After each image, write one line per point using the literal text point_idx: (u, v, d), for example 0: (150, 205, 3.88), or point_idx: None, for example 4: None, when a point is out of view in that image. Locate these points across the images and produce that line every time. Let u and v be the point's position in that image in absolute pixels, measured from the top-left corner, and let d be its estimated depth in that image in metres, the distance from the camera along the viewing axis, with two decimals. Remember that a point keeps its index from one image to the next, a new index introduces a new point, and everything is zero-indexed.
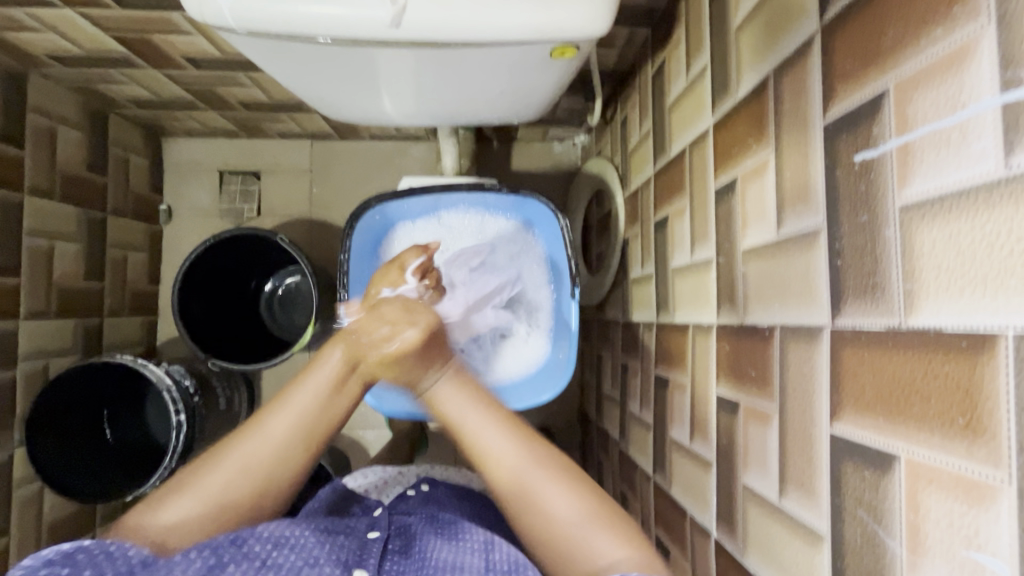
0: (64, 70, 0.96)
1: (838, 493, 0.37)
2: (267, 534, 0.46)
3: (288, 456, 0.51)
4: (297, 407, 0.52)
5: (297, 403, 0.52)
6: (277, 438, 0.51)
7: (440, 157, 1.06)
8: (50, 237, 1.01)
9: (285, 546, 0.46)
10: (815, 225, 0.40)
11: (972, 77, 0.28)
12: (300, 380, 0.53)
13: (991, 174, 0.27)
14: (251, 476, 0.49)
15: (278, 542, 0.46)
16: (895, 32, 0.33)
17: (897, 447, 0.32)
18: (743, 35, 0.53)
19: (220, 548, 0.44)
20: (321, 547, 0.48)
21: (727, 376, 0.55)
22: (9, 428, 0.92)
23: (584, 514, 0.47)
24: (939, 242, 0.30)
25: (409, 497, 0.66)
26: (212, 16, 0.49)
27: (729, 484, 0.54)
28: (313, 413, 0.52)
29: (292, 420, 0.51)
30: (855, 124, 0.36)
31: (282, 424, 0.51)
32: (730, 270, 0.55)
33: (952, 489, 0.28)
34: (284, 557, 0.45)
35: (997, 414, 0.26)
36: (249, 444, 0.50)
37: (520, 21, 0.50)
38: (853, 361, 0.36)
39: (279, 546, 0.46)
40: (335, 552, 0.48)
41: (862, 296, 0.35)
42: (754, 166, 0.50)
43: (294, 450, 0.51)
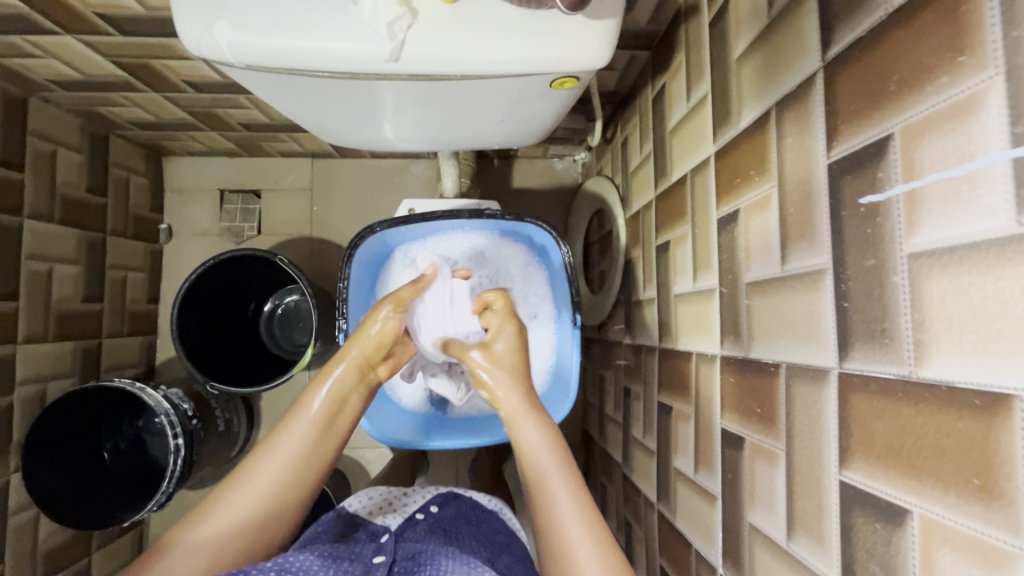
0: (65, 94, 0.96)
1: (848, 543, 0.36)
2: (269, 566, 0.46)
3: (279, 496, 0.54)
4: (282, 449, 0.55)
5: (282, 447, 0.56)
6: (267, 480, 0.54)
7: (440, 177, 1.06)
8: (49, 260, 1.00)
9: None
10: (821, 264, 0.40)
11: (982, 128, 0.27)
12: (284, 425, 0.57)
13: (1004, 230, 0.26)
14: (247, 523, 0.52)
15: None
16: (900, 76, 0.32)
17: (909, 501, 0.31)
18: (744, 66, 0.52)
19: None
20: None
21: (732, 409, 0.54)
22: (5, 454, 0.91)
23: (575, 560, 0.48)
24: (948, 292, 0.29)
25: (417, 522, 0.66)
26: (210, 52, 0.48)
27: (736, 521, 0.52)
28: (295, 461, 0.55)
29: (277, 467, 0.55)
30: (860, 165, 0.36)
31: (269, 469, 0.54)
32: (734, 301, 0.54)
33: (968, 552, 0.27)
34: None
35: (1014, 479, 0.25)
36: (238, 495, 0.52)
37: (518, 54, 0.49)
38: (861, 408, 0.35)
39: None
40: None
41: (870, 341, 0.35)
42: (757, 199, 0.49)
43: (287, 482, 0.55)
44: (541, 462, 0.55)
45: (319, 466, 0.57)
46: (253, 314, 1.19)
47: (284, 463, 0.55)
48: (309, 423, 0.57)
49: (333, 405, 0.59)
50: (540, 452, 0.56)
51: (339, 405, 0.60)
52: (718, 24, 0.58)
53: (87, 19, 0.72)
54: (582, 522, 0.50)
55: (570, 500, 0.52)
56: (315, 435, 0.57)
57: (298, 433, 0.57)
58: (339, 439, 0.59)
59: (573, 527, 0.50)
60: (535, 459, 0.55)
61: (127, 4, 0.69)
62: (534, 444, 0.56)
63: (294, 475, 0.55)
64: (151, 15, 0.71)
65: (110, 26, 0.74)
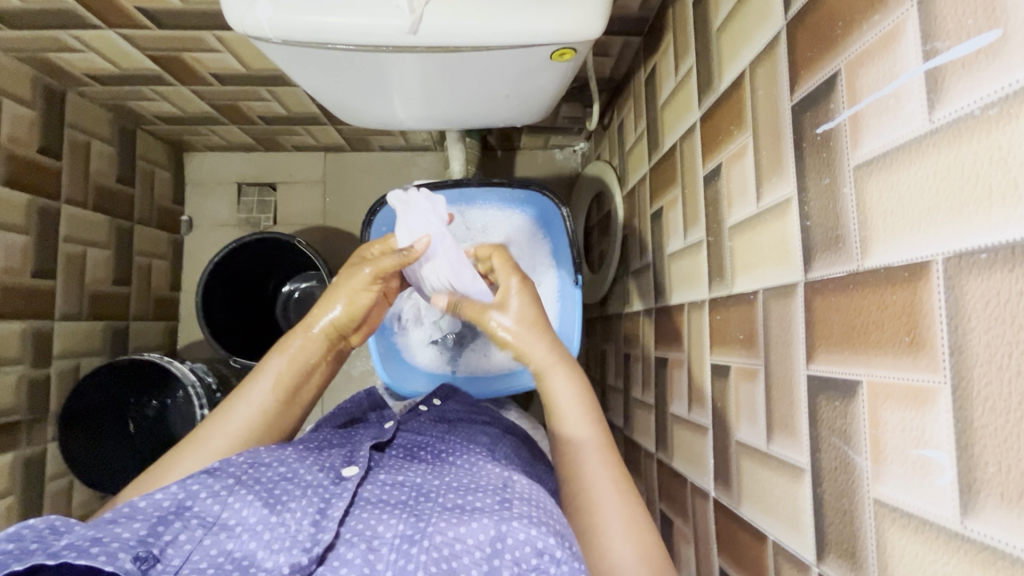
0: (100, 88, 1.04)
1: (815, 426, 0.41)
2: (244, 457, 0.51)
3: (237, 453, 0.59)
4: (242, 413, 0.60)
5: (241, 413, 0.60)
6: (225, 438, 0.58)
7: (448, 162, 1.13)
8: (83, 243, 1.07)
9: (262, 463, 0.50)
10: (788, 194, 0.46)
11: (903, 51, 0.33)
12: (245, 391, 0.62)
13: (920, 130, 0.32)
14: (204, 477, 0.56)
15: (253, 462, 0.50)
16: (844, 21, 0.39)
17: (859, 373, 0.37)
18: (723, 35, 0.59)
19: (190, 480, 0.47)
20: (302, 460, 0.52)
21: (719, 344, 0.59)
22: (43, 422, 0.97)
23: (600, 512, 0.52)
24: (884, 190, 0.35)
25: (421, 414, 0.70)
26: (252, 28, 0.55)
27: (724, 443, 0.58)
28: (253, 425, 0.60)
29: (235, 428, 0.59)
30: (816, 102, 0.42)
31: (224, 432, 0.59)
32: (719, 247, 0.60)
33: (902, 399, 0.33)
34: (264, 472, 0.49)
35: (934, 327, 0.31)
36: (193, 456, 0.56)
37: (522, 27, 0.56)
38: (821, 307, 0.41)
39: (256, 465, 0.50)
40: (319, 462, 0.53)
41: (828, 248, 0.40)
42: (735, 150, 0.55)
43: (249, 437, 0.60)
44: (573, 424, 0.60)
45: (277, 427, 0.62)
46: (272, 293, 1.25)
47: (243, 424, 0.60)
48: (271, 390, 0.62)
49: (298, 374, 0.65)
50: (571, 407, 0.61)
51: (304, 373, 0.65)
52: (701, 2, 0.65)
53: (129, 13, 0.80)
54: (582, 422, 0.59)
55: (581, 419, 0.60)
56: (277, 400, 0.62)
57: (257, 397, 0.62)
58: (297, 406, 0.65)
59: (604, 488, 0.53)
60: (563, 410, 0.61)
61: None
62: (573, 416, 0.60)
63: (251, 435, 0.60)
64: (187, 8, 0.79)
65: (148, 20, 0.81)
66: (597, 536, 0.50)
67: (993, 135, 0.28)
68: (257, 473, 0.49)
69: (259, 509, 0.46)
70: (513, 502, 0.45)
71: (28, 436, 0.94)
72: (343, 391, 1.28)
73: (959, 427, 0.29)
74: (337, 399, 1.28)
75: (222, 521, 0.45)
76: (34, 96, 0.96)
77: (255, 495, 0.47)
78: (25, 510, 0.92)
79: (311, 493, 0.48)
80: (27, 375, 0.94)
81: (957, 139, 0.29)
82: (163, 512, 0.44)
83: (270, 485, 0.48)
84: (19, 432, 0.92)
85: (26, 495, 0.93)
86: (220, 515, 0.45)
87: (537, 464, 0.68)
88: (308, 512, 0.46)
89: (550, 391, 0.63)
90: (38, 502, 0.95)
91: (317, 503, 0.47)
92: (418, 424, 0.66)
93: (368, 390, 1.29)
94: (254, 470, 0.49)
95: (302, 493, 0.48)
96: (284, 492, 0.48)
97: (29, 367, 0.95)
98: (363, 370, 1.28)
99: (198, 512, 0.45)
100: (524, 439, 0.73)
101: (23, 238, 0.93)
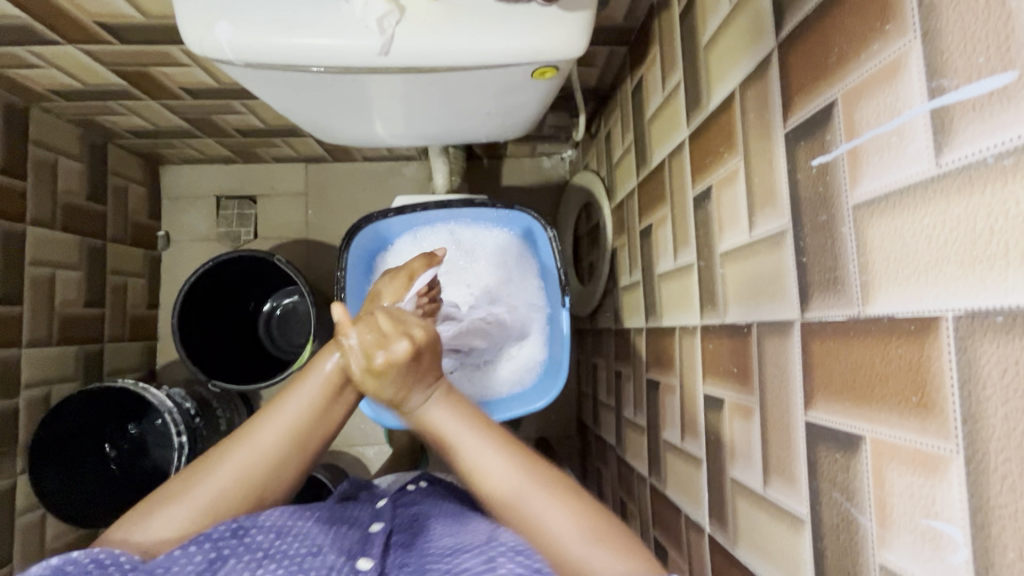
0: (65, 104, 0.99)
1: (814, 477, 0.39)
2: (271, 521, 0.48)
3: (280, 466, 0.49)
4: (283, 419, 0.50)
5: (287, 415, 0.50)
6: (262, 446, 0.49)
7: (432, 175, 1.09)
8: (51, 265, 1.03)
9: (288, 535, 0.47)
10: (782, 226, 0.43)
11: (905, 86, 0.31)
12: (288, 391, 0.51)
13: (925, 172, 0.29)
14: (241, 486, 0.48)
15: (281, 531, 0.47)
16: (841, 48, 0.36)
17: (862, 428, 0.34)
18: (711, 52, 0.56)
19: (220, 541, 0.45)
20: (325, 536, 0.49)
21: (712, 374, 0.57)
22: (12, 456, 0.93)
23: None
24: (887, 234, 0.32)
25: (408, 491, 0.67)
26: (212, 50, 0.52)
27: (719, 479, 0.55)
28: (295, 435, 0.50)
29: (280, 433, 0.50)
30: (811, 132, 0.39)
31: (271, 432, 0.50)
32: (710, 273, 0.57)
33: (910, 463, 0.30)
34: (289, 544, 0.47)
35: (944, 390, 0.28)
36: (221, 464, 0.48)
37: (500, 46, 0.53)
38: (820, 351, 0.38)
39: (282, 535, 0.47)
40: (337, 543, 0.49)
41: (826, 290, 0.38)
42: (726, 174, 0.53)
43: (287, 448, 0.50)
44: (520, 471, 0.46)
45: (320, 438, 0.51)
46: (253, 311, 1.21)
47: (292, 428, 0.50)
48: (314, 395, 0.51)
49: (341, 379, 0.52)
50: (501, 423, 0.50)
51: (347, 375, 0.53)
52: (687, 15, 0.62)
53: (89, 29, 0.76)
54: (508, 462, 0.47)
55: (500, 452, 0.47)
56: (323, 406, 0.51)
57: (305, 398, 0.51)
58: (343, 412, 0.53)
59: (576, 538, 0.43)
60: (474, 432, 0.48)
61: (128, 13, 0.72)
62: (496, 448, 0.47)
63: (292, 446, 0.50)
64: (150, 23, 0.75)
65: (110, 35, 0.77)
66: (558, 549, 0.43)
67: (1009, 187, 0.25)
68: (282, 546, 0.46)
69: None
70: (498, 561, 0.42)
71: None
72: None
73: (974, 503, 0.27)
74: None
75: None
76: None
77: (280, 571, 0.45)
78: None
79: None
80: None
81: (968, 188, 0.27)
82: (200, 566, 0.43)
83: (297, 560, 0.46)
84: None
85: None
86: None
87: None
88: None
89: None
90: (8, 539, 0.91)
91: None
92: (412, 500, 0.63)
93: None
94: (280, 542, 0.47)
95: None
96: (310, 567, 0.46)
97: None
98: None
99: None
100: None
101: None
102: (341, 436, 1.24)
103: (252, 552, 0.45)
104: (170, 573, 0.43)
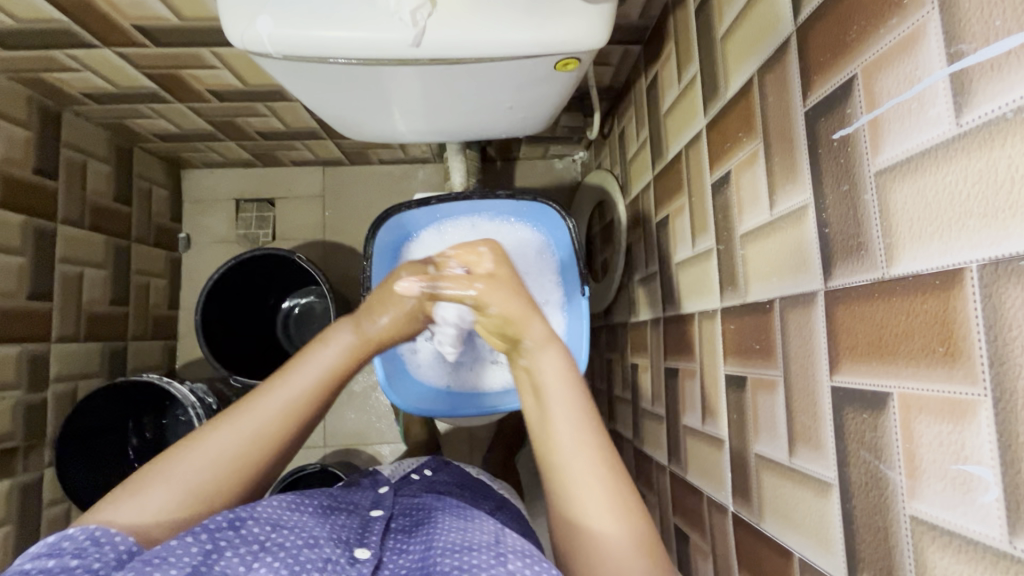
0: (96, 107, 1.03)
1: (842, 439, 0.40)
2: (267, 515, 0.49)
3: (261, 449, 0.53)
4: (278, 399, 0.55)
5: (274, 400, 0.55)
6: (257, 425, 0.54)
7: (449, 174, 1.11)
8: (80, 263, 1.06)
9: (282, 527, 0.48)
10: (804, 201, 0.45)
11: (923, 54, 0.32)
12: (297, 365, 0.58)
13: (947, 133, 0.31)
14: (235, 458, 0.52)
15: (275, 523, 0.49)
16: (860, 25, 0.38)
17: (889, 385, 0.35)
18: (728, 41, 0.58)
19: (217, 532, 0.46)
20: (319, 527, 0.50)
21: (733, 354, 0.58)
22: (40, 447, 0.95)
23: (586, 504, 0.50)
24: (910, 196, 0.34)
25: (412, 482, 0.71)
26: (252, 43, 0.54)
27: (743, 457, 0.56)
28: (275, 425, 0.54)
29: (273, 410, 0.55)
30: (832, 107, 0.41)
31: (264, 415, 0.54)
32: (730, 255, 0.59)
33: (939, 412, 0.32)
34: (284, 536, 0.47)
35: (970, 338, 0.30)
36: (226, 433, 0.53)
37: (525, 38, 0.55)
38: (846, 316, 0.40)
39: (277, 528, 0.48)
40: (333, 533, 0.50)
41: (849, 257, 0.39)
42: (745, 157, 0.54)
43: (284, 424, 0.55)
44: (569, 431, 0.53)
45: (308, 425, 0.57)
46: (272, 308, 1.23)
47: (280, 413, 0.55)
48: (310, 383, 0.57)
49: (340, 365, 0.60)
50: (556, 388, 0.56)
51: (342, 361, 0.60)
52: (703, 10, 0.65)
53: (126, 31, 0.79)
54: (580, 442, 0.53)
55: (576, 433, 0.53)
56: (317, 391, 0.57)
57: (304, 378, 0.57)
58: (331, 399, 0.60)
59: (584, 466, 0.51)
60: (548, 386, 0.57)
61: (164, 15, 0.75)
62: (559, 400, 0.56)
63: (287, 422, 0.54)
64: (184, 26, 0.78)
65: (145, 37, 0.80)
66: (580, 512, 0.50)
67: None
68: (277, 537, 0.47)
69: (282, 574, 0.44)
70: (508, 557, 0.46)
71: (24, 462, 0.92)
72: (345, 407, 1.26)
73: (1002, 442, 0.28)
74: (339, 415, 1.26)
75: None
76: (30, 117, 0.95)
77: (279, 561, 0.45)
78: (21, 537, 0.90)
79: (331, 569, 0.45)
80: (22, 400, 0.92)
81: (989, 144, 0.29)
82: (194, 561, 0.43)
83: (293, 551, 0.46)
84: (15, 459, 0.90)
85: (21, 524, 0.90)
86: None
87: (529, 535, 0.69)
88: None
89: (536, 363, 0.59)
90: (34, 531, 0.93)
91: None
92: (411, 491, 0.67)
93: (370, 406, 1.27)
94: (275, 533, 0.47)
95: (320, 567, 0.45)
96: (306, 560, 0.46)
97: (25, 391, 0.93)
98: (365, 387, 1.27)
99: (223, 567, 0.43)
100: (518, 513, 0.73)
101: (18, 260, 0.92)
102: (357, 434, 1.26)
103: (250, 544, 0.46)
104: (166, 562, 0.42)
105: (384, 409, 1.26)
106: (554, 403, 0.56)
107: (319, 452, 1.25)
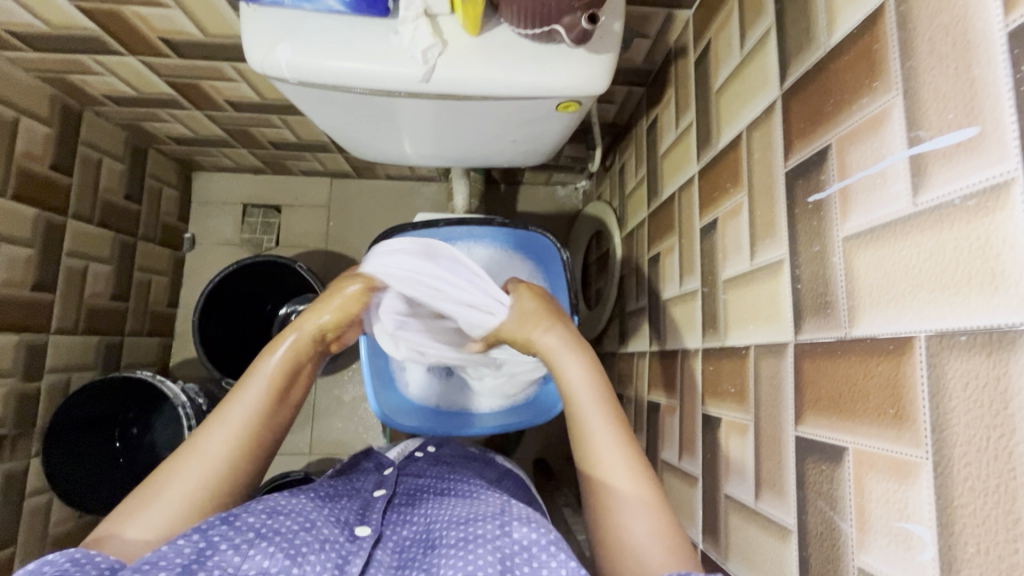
0: (116, 109, 1.06)
1: (803, 488, 0.42)
2: (260, 506, 0.50)
3: (231, 468, 0.53)
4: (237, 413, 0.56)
5: (235, 411, 0.56)
6: (217, 446, 0.54)
7: (452, 195, 1.14)
8: (85, 258, 1.08)
9: (279, 513, 0.50)
10: (780, 256, 0.47)
11: (888, 133, 0.35)
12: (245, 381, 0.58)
13: (906, 209, 0.33)
14: (206, 477, 0.52)
15: (272, 511, 0.50)
16: (836, 99, 0.40)
17: (845, 440, 0.37)
18: (722, 96, 0.61)
19: (209, 529, 0.46)
20: (318, 511, 0.52)
21: (711, 395, 0.60)
22: (28, 437, 0.96)
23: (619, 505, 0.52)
24: (872, 263, 0.36)
25: (416, 459, 0.73)
26: (270, 69, 0.57)
27: (714, 495, 0.57)
28: (236, 444, 0.54)
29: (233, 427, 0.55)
30: (810, 171, 0.43)
31: (223, 435, 0.54)
32: (713, 298, 0.61)
33: (887, 470, 0.33)
34: (281, 522, 0.49)
35: (918, 403, 0.32)
36: (190, 461, 0.52)
37: (528, 80, 0.58)
38: (811, 369, 0.42)
39: (273, 515, 0.49)
40: (333, 514, 0.53)
41: (817, 313, 0.41)
42: (731, 208, 0.57)
43: (243, 438, 0.55)
44: (614, 461, 0.54)
45: (271, 435, 0.57)
46: (269, 314, 1.24)
47: (243, 421, 0.56)
48: (260, 393, 0.57)
49: (288, 370, 0.60)
50: (582, 388, 0.59)
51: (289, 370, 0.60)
52: (701, 62, 0.68)
53: (152, 43, 0.82)
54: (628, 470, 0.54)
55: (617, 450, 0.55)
56: (270, 401, 0.57)
57: (261, 382, 0.58)
58: (290, 407, 0.60)
59: (624, 488, 0.52)
60: (580, 398, 0.59)
61: (190, 30, 0.79)
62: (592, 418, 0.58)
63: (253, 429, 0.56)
64: (208, 41, 0.82)
65: (170, 49, 0.84)
66: (606, 537, 0.51)
67: (972, 225, 0.29)
68: (274, 523, 0.49)
69: (281, 559, 0.45)
70: (512, 524, 0.48)
71: (12, 450, 0.93)
72: (333, 416, 1.28)
73: (940, 504, 0.30)
74: (326, 423, 1.27)
75: (240, 571, 0.44)
76: (51, 115, 0.98)
77: (275, 547, 0.46)
78: (1, 526, 0.90)
79: (330, 549, 0.48)
80: (16, 388, 0.94)
81: (939, 224, 0.31)
82: (186, 560, 0.43)
83: (289, 535, 0.48)
84: (3, 447, 0.91)
85: (3, 512, 0.91)
86: (240, 565, 0.44)
87: (533, 500, 0.73)
88: (327, 566, 0.46)
89: (563, 375, 0.61)
90: (16, 519, 0.94)
91: (337, 560, 0.48)
92: (418, 468, 0.69)
93: (358, 416, 1.28)
94: (273, 520, 0.49)
95: (318, 548, 0.48)
96: (303, 543, 0.47)
97: (19, 379, 0.94)
98: (354, 397, 1.28)
99: (217, 561, 0.44)
100: (518, 478, 0.77)
101: (26, 252, 0.94)
102: (343, 443, 1.26)
103: (245, 533, 0.47)
104: (156, 567, 0.42)
105: (372, 420, 1.27)
106: (590, 422, 0.57)
107: (303, 458, 1.26)
